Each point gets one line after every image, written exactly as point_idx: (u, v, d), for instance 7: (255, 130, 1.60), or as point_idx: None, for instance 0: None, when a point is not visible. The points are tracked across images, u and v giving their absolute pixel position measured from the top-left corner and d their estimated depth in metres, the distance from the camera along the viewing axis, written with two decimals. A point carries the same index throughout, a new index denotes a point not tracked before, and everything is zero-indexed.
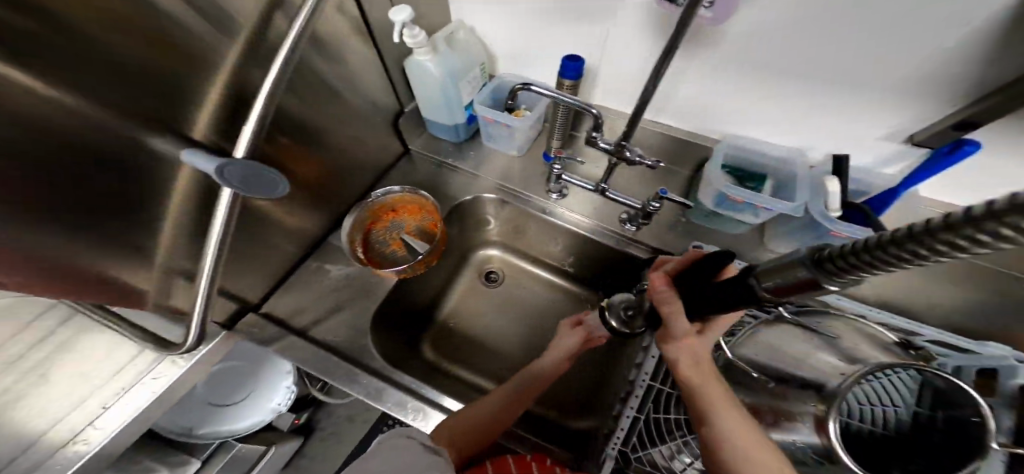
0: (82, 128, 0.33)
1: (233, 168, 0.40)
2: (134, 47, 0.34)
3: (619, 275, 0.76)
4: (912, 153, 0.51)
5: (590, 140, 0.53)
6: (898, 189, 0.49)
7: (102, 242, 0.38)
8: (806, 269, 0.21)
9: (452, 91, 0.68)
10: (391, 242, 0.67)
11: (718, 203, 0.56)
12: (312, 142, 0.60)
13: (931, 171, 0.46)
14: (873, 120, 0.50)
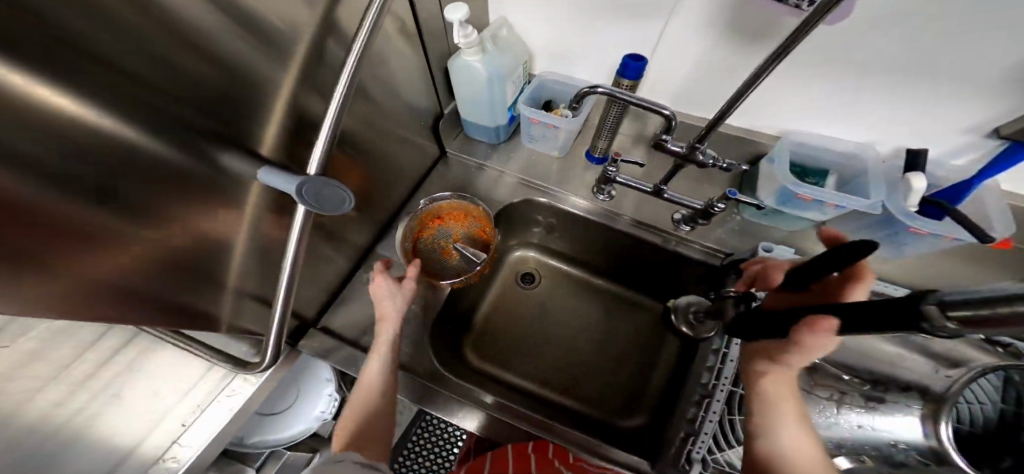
0: (162, 158, 0.32)
1: (309, 188, 0.39)
2: (202, 70, 0.32)
3: (663, 274, 0.76)
4: (986, 145, 0.52)
5: (660, 143, 0.51)
6: (970, 182, 0.51)
7: (176, 270, 0.38)
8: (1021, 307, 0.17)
9: (498, 92, 0.65)
10: (440, 250, 0.66)
11: (780, 202, 0.57)
12: (359, 151, 0.57)
13: (1006, 164, 0.48)
14: (954, 112, 0.50)
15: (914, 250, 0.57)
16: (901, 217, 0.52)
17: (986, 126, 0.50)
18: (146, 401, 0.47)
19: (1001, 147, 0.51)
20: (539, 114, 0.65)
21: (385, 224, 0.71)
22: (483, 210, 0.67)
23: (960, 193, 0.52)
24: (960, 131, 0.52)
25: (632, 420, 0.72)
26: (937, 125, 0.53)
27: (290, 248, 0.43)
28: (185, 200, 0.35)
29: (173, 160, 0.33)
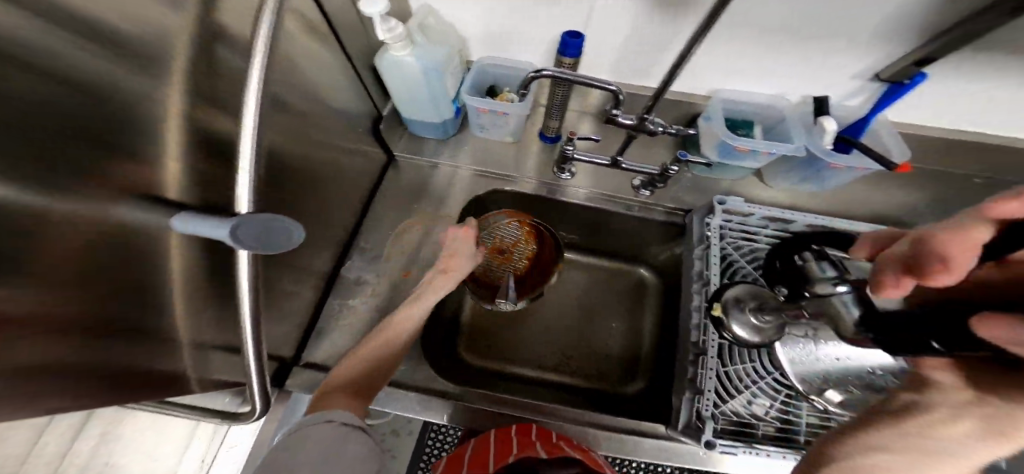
0: (82, 232, 0.28)
1: (246, 227, 0.30)
2: (98, 132, 0.28)
3: (629, 237, 0.81)
4: (869, 87, 0.59)
5: (610, 118, 0.51)
6: (866, 118, 0.58)
7: (132, 347, 0.35)
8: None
9: (437, 86, 0.62)
10: (488, 246, 0.70)
11: (721, 153, 0.62)
12: (302, 176, 0.53)
13: (890, 100, 0.56)
14: (843, 63, 0.56)
15: (835, 182, 0.64)
16: (822, 156, 0.58)
17: (868, 73, 0.57)
18: (134, 459, 0.68)
19: (883, 87, 0.58)
20: (486, 103, 0.63)
21: (347, 244, 0.67)
22: (539, 231, 0.69)
23: (859, 129, 0.59)
24: (850, 77, 0.58)
25: (634, 386, 0.77)
26: (833, 74, 0.58)
27: (244, 289, 0.36)
28: (124, 276, 0.32)
29: (93, 232, 0.29)
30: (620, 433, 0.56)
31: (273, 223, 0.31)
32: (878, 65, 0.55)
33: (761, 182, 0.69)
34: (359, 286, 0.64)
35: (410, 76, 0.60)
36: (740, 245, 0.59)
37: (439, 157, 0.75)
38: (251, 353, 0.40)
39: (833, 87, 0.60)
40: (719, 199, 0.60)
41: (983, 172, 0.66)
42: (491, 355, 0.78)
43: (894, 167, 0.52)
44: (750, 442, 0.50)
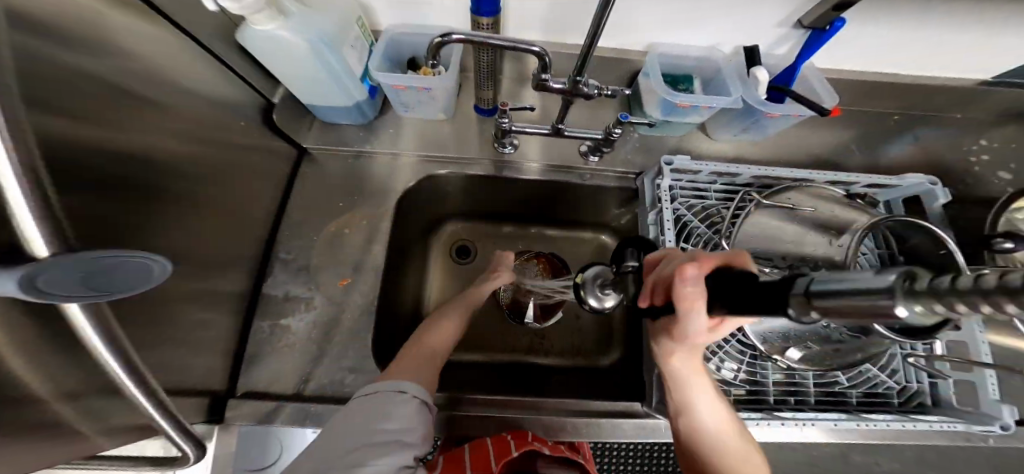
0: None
1: (54, 276, 0.22)
2: None
3: (577, 204, 0.79)
4: (795, 34, 0.57)
5: (541, 83, 0.46)
6: (794, 66, 0.55)
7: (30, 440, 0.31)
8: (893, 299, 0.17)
9: (336, 64, 0.53)
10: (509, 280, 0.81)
11: (664, 111, 0.58)
12: (198, 195, 0.45)
13: (812, 49, 0.54)
14: (767, 14, 0.53)
15: (773, 130, 0.63)
16: (757, 106, 0.54)
17: (791, 19, 0.54)
18: None
19: (808, 32, 0.56)
20: (403, 79, 0.55)
21: (263, 255, 0.61)
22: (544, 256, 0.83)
23: (789, 77, 0.57)
24: (774, 25, 0.55)
25: (607, 357, 0.82)
26: (758, 21, 0.55)
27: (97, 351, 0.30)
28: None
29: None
30: (600, 418, 0.59)
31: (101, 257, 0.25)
32: (802, 12, 0.53)
33: (708, 138, 0.66)
34: (290, 304, 0.61)
35: (293, 55, 0.50)
36: (691, 204, 0.57)
37: (363, 145, 0.68)
38: (137, 399, 0.35)
39: (760, 37, 0.58)
40: (666, 160, 0.56)
41: (905, 108, 0.67)
42: (471, 347, 0.81)
43: (827, 111, 0.49)
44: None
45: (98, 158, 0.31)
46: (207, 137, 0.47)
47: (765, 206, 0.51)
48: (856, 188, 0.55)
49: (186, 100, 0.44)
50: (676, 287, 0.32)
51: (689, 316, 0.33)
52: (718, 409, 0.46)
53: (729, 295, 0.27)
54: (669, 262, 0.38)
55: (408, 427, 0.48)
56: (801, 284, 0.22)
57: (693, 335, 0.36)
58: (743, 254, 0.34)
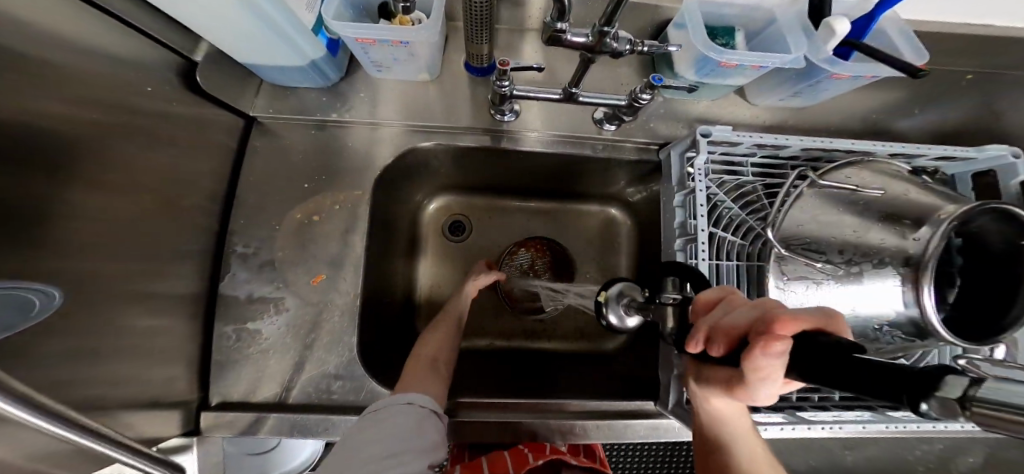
0: None
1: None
2: None
3: (584, 177, 0.70)
4: None
5: (557, 32, 0.35)
6: (872, 15, 0.44)
7: None
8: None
9: (279, 14, 0.39)
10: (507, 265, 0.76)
11: (700, 71, 0.48)
12: (115, 189, 0.35)
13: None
14: None
15: (828, 95, 0.53)
16: (823, 66, 0.45)
17: None
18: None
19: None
20: (368, 30, 0.43)
21: (216, 249, 0.52)
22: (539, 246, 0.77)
23: (862, 29, 0.46)
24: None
25: (613, 342, 0.76)
26: None
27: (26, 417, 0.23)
28: None
29: None
30: (606, 419, 0.58)
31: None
32: None
33: (747, 102, 0.57)
34: (257, 305, 0.52)
35: (215, 4, 0.36)
36: (724, 182, 0.49)
37: (331, 112, 0.57)
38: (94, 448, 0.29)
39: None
40: (703, 130, 0.46)
41: (977, 64, 0.57)
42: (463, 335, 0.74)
43: (918, 70, 0.39)
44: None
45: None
46: (123, 108, 0.36)
47: (820, 186, 0.42)
48: (920, 161, 0.47)
49: (81, 58, 0.32)
50: (747, 354, 0.26)
51: (758, 382, 0.27)
52: (758, 452, 0.41)
53: (820, 370, 0.21)
54: (731, 310, 0.31)
55: (418, 436, 0.42)
56: (950, 383, 0.17)
57: (758, 400, 0.30)
58: (836, 318, 0.27)
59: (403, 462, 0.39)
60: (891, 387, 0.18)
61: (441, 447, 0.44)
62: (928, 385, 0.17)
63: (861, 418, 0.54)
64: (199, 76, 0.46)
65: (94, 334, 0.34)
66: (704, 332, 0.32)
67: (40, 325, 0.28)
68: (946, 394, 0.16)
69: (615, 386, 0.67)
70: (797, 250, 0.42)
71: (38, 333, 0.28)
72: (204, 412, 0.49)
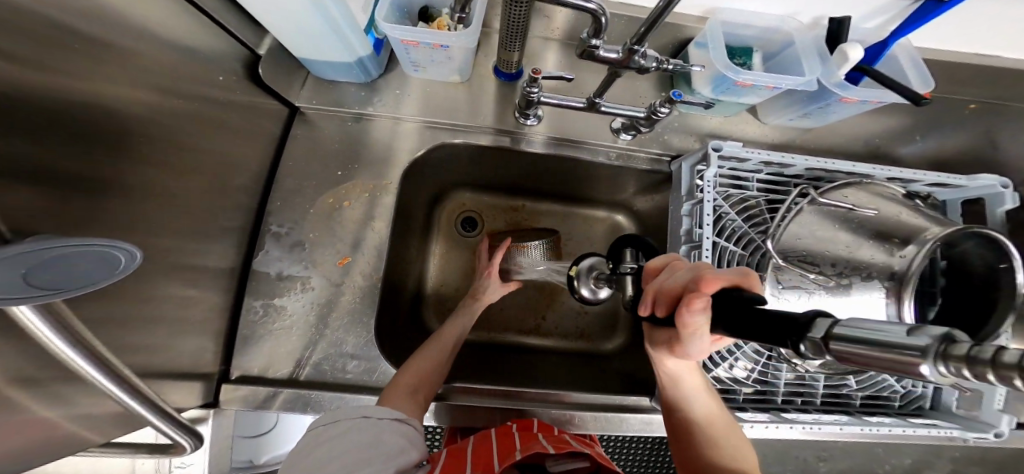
0: None
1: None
2: None
3: (598, 183, 0.73)
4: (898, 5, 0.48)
5: (591, 49, 0.39)
6: (885, 43, 0.48)
7: None
8: (925, 359, 0.16)
9: (339, 15, 0.43)
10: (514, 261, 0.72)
11: (717, 89, 0.51)
12: (177, 163, 0.38)
13: (915, 26, 0.46)
14: None
15: (837, 117, 0.57)
16: (832, 89, 0.49)
17: None
18: None
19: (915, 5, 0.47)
20: (413, 33, 0.46)
21: (253, 229, 0.54)
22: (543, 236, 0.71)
23: (875, 56, 0.50)
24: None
25: (612, 342, 0.79)
26: None
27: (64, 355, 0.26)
28: None
29: None
30: (608, 412, 0.61)
31: (59, 250, 0.22)
32: None
33: (756, 120, 0.60)
34: (285, 283, 0.55)
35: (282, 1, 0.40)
36: (729, 195, 0.52)
37: (366, 106, 0.60)
38: (124, 399, 0.33)
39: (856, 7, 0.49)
40: (715, 145, 0.50)
41: (981, 96, 0.60)
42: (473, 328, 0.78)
43: (922, 98, 0.43)
44: (733, 407, 0.59)
45: (37, 128, 0.24)
46: (184, 91, 0.39)
47: (819, 204, 0.46)
48: (914, 187, 0.50)
49: (160, 48, 0.35)
50: (682, 318, 0.31)
51: (693, 338, 0.33)
52: (710, 406, 0.49)
53: (729, 323, 0.27)
54: (671, 274, 0.35)
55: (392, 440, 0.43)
56: (821, 327, 0.20)
57: (699, 352, 0.36)
58: (753, 273, 0.31)
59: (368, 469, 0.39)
60: (777, 334, 0.22)
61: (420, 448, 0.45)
62: (803, 330, 0.21)
63: (839, 420, 0.59)
64: (260, 67, 0.50)
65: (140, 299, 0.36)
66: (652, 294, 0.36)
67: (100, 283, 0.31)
68: (815, 335, 0.20)
69: (613, 382, 0.71)
70: (793, 262, 0.45)
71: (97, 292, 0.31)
72: (225, 384, 0.51)
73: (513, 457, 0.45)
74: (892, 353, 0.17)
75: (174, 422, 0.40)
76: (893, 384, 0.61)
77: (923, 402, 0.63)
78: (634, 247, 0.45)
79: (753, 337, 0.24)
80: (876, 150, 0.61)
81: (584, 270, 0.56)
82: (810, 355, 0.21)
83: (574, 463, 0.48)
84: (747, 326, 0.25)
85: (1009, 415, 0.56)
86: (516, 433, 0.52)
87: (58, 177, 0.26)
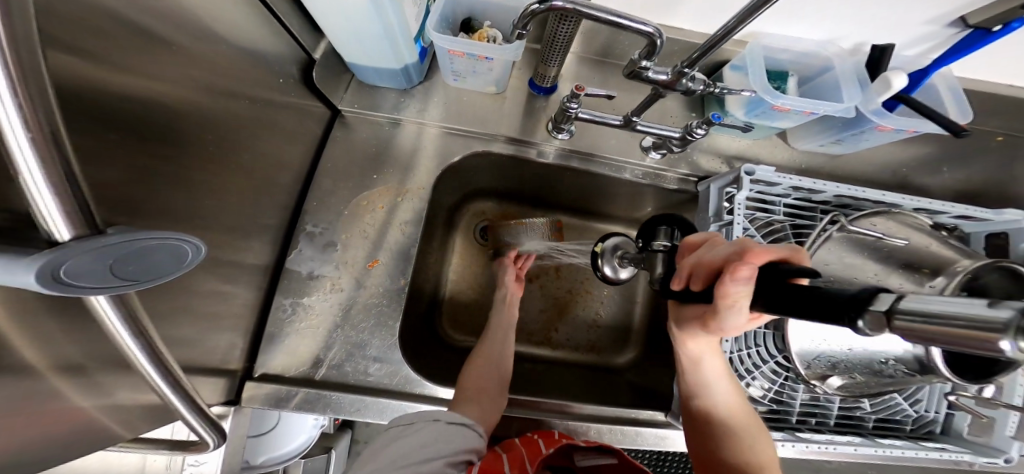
0: None
1: (78, 265, 0.20)
2: None
3: (622, 201, 0.74)
4: (942, 34, 0.50)
5: (640, 69, 0.40)
6: (926, 72, 0.50)
7: None
8: (1006, 335, 0.17)
9: (393, 20, 0.44)
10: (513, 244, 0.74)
11: (752, 112, 0.52)
12: (223, 159, 0.39)
13: (959, 55, 0.48)
14: (917, 9, 0.47)
15: (866, 145, 0.58)
16: (869, 116, 0.50)
17: (954, 15, 0.47)
18: None
19: (961, 34, 0.49)
20: (461, 45, 0.49)
21: (287, 228, 0.55)
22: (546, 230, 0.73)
23: (915, 83, 0.51)
24: (923, 23, 0.49)
25: (624, 356, 0.80)
26: (904, 17, 0.48)
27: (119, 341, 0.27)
28: None
29: None
30: (623, 425, 0.61)
31: (140, 243, 0.23)
32: (964, 10, 0.46)
33: (786, 143, 0.62)
34: (313, 282, 0.55)
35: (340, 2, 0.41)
36: (756, 217, 0.52)
37: (403, 112, 0.61)
38: (165, 391, 0.33)
39: (899, 34, 0.51)
40: (748, 168, 0.50)
41: (1006, 129, 0.62)
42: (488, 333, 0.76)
43: (962, 129, 0.46)
44: None
45: (96, 124, 0.25)
46: (234, 88, 0.39)
47: (848, 231, 0.47)
48: (943, 218, 0.52)
49: (216, 46, 0.36)
50: (724, 286, 0.34)
51: (728, 310, 0.36)
52: (730, 394, 0.50)
53: (776, 289, 0.30)
54: (710, 248, 0.39)
55: (448, 439, 0.45)
56: (885, 301, 0.21)
57: (729, 328, 0.39)
58: (799, 254, 0.35)
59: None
60: (833, 309, 0.23)
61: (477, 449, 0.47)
62: (864, 303, 0.22)
63: (853, 441, 0.60)
64: (314, 71, 0.53)
65: (174, 291, 0.37)
66: (690, 268, 0.39)
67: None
68: (877, 308, 0.21)
69: (624, 394, 0.72)
70: None
71: None
72: (247, 381, 0.51)
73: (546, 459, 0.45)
74: (969, 328, 0.18)
75: (206, 420, 0.39)
76: (906, 408, 0.63)
77: (934, 427, 0.65)
78: (669, 225, 0.48)
79: (811, 315, 0.25)
80: (897, 179, 0.62)
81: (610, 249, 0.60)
82: (867, 332, 0.22)
83: (601, 457, 0.51)
84: (799, 301, 0.26)
85: (1020, 442, 0.57)
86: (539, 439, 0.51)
87: (116, 166, 0.27)
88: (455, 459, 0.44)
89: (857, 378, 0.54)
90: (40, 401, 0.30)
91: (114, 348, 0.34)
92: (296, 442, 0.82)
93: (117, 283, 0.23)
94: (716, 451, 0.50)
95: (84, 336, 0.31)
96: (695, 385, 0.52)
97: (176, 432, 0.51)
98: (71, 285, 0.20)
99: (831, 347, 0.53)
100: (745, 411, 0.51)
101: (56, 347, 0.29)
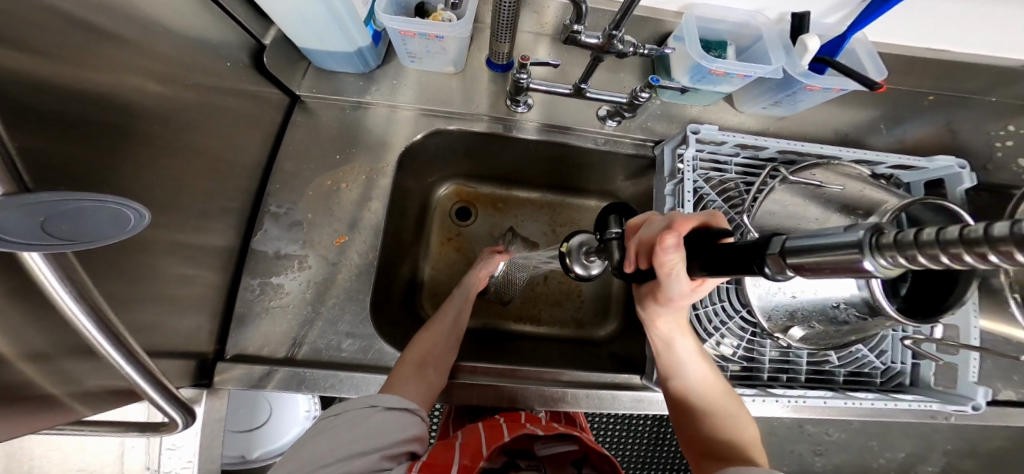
0: None
1: (6, 221, 0.20)
2: None
3: (589, 174, 0.76)
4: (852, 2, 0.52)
5: (574, 34, 0.42)
6: (845, 36, 0.52)
7: None
8: (862, 256, 0.19)
9: (339, 5, 0.46)
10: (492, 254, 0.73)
11: (694, 77, 0.55)
12: (176, 141, 0.40)
13: (870, 19, 0.50)
14: None
15: (805, 106, 0.60)
16: (798, 77, 0.52)
17: None
18: None
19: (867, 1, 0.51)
20: (410, 25, 0.51)
21: (252, 211, 0.57)
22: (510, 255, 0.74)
23: (836, 48, 0.54)
24: None
25: (605, 329, 0.81)
26: None
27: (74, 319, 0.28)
28: None
29: None
30: (599, 390, 0.63)
31: (76, 205, 0.23)
32: None
33: (734, 108, 0.64)
34: (282, 262, 0.57)
35: None
36: (709, 177, 0.54)
37: (365, 96, 0.63)
38: (129, 370, 0.34)
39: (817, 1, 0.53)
40: (692, 129, 0.52)
41: (942, 88, 0.64)
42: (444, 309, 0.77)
43: (877, 84, 0.47)
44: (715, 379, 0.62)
45: (45, 101, 0.26)
46: (182, 75, 0.41)
47: (790, 182, 0.49)
48: (881, 168, 0.54)
49: (161, 33, 0.38)
50: (658, 257, 0.36)
51: (670, 278, 0.38)
52: (705, 374, 0.50)
53: (704, 254, 0.32)
54: (647, 226, 0.40)
55: (390, 431, 0.45)
56: (775, 244, 0.24)
57: (677, 294, 0.40)
58: (717, 215, 0.38)
59: (350, 463, 0.42)
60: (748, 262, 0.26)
61: (419, 439, 0.48)
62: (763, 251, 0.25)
63: (823, 395, 0.61)
64: (265, 56, 0.54)
65: (137, 273, 0.38)
66: (633, 249, 0.41)
67: (93, 250, 0.32)
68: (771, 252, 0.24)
69: (607, 364, 0.73)
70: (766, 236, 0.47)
71: (93, 260, 0.32)
72: (220, 362, 0.52)
73: (501, 440, 0.48)
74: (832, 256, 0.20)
75: (175, 403, 0.40)
76: (873, 360, 0.64)
77: (904, 379, 0.66)
78: (618, 213, 0.49)
79: (736, 270, 0.28)
80: (847, 137, 0.65)
81: (575, 246, 0.61)
82: (776, 272, 0.25)
83: (562, 445, 0.52)
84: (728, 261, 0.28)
85: (984, 387, 0.59)
86: (502, 423, 0.53)
87: (66, 135, 0.28)
88: (394, 451, 0.44)
89: (817, 329, 0.55)
90: (10, 386, 0.31)
91: (78, 334, 0.35)
92: (292, 433, 0.83)
93: (55, 243, 0.24)
94: (694, 432, 0.50)
95: (47, 321, 0.32)
96: (670, 366, 0.51)
97: (152, 414, 0.52)
98: (4, 240, 0.21)
99: (786, 296, 0.54)
100: (723, 389, 0.50)
101: (19, 330, 0.30)
